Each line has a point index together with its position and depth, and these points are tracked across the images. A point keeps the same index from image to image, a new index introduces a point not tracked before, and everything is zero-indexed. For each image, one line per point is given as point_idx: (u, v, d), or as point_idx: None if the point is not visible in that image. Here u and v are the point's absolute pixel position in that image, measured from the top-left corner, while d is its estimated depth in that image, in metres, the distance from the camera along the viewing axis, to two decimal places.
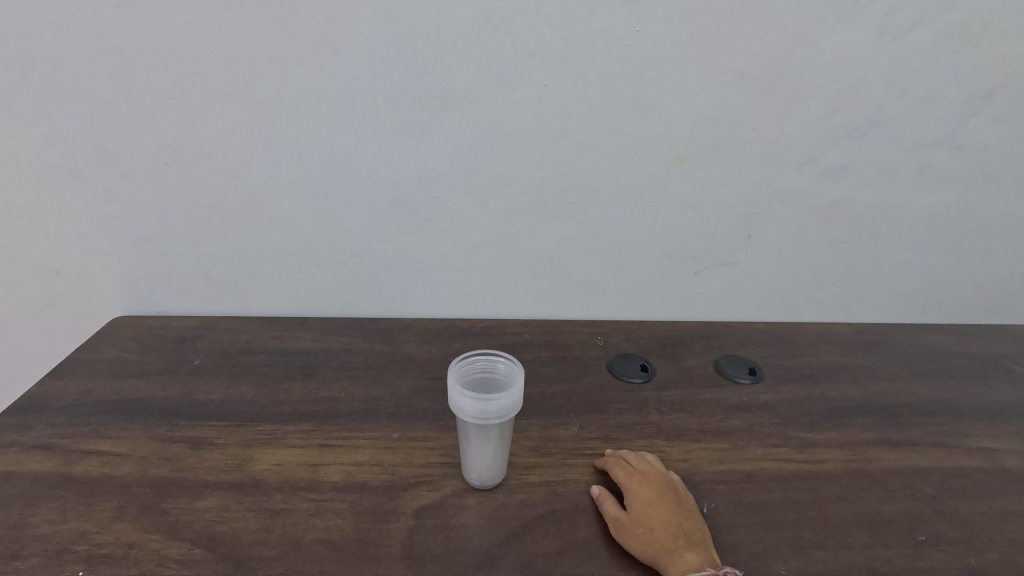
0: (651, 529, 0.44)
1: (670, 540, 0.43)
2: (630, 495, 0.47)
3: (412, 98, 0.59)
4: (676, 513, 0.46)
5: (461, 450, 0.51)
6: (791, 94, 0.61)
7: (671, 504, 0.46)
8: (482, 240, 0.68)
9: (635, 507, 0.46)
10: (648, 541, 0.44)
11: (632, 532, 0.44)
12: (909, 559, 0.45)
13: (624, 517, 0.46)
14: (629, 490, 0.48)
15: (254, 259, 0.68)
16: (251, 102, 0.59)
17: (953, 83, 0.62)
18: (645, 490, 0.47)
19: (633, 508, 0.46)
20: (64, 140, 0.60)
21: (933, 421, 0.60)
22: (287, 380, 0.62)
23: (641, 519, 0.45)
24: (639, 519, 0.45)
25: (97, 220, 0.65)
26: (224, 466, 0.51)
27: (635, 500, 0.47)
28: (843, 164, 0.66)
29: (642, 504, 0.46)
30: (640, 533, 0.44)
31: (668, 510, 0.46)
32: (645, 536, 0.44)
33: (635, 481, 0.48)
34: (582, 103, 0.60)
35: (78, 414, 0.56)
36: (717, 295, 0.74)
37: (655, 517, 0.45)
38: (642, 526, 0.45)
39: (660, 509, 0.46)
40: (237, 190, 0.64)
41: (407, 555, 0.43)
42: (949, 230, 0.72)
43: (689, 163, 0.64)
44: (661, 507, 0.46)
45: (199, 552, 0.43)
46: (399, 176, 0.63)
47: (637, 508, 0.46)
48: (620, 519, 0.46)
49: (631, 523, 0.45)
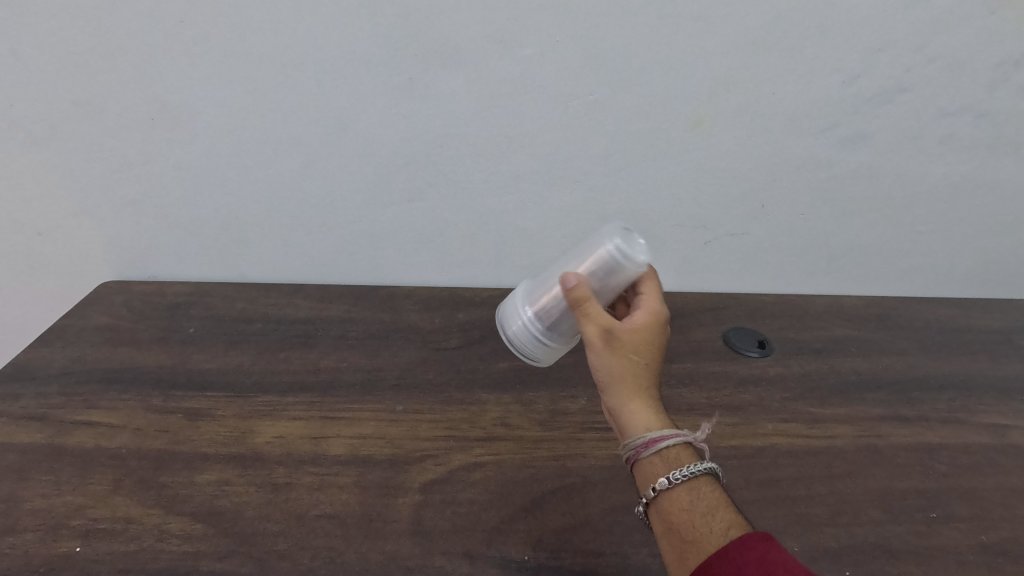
0: (637, 363, 0.44)
1: (640, 389, 0.44)
2: (635, 318, 0.45)
3: (412, 54, 0.55)
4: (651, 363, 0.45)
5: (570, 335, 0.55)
6: (814, 55, 0.58)
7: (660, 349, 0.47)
8: (487, 207, 0.65)
9: (634, 330, 0.45)
10: (631, 369, 0.43)
11: (621, 351, 0.44)
12: (921, 536, 0.45)
13: (615, 332, 0.44)
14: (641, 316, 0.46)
15: (250, 223, 0.65)
16: (243, 54, 0.55)
17: (986, 46, 0.59)
18: (655, 325, 0.46)
19: (632, 330, 0.44)
20: (40, 93, 0.56)
21: (943, 396, 0.60)
22: (285, 350, 0.60)
23: (633, 348, 0.44)
24: (636, 347, 0.44)
25: (80, 181, 0.61)
26: (224, 438, 0.49)
27: (639, 326, 0.45)
28: (864, 130, 0.63)
29: (644, 336, 0.45)
30: (625, 357, 0.44)
31: (658, 357, 0.46)
32: (632, 363, 0.44)
33: (648, 315, 0.46)
34: (596, 61, 0.57)
35: (68, 383, 0.54)
36: (726, 265, 0.73)
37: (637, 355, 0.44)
38: (631, 353, 0.44)
39: (656, 353, 0.45)
40: (229, 150, 0.60)
41: (415, 531, 0.43)
42: (967, 201, 0.70)
43: (705, 127, 0.61)
44: (656, 349, 0.46)
45: (200, 527, 0.42)
46: (401, 137, 0.60)
47: (637, 336, 0.44)
48: (614, 333, 0.44)
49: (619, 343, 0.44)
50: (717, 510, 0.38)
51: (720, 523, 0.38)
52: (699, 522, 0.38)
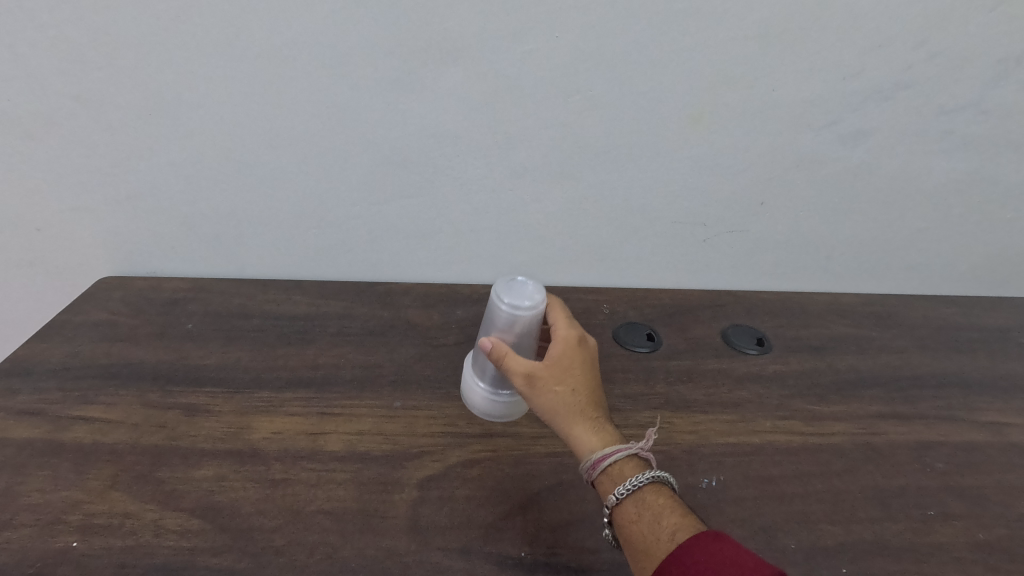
0: (567, 394, 0.44)
1: (582, 410, 0.44)
2: (553, 350, 0.46)
3: (410, 49, 0.55)
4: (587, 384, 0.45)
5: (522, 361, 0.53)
6: (815, 51, 0.58)
7: (593, 370, 0.47)
8: (486, 204, 0.65)
9: (555, 363, 0.45)
10: (562, 402, 0.44)
11: (547, 389, 0.44)
12: (918, 534, 0.45)
13: (538, 372, 0.44)
14: (559, 347, 0.46)
15: (248, 219, 0.65)
16: (241, 48, 0.54)
17: (987, 42, 0.59)
18: (577, 351, 0.46)
19: (552, 366, 0.45)
20: (38, 88, 0.56)
21: (942, 394, 0.60)
22: (283, 346, 0.60)
23: (558, 381, 0.44)
24: (562, 379, 0.44)
25: (78, 177, 0.61)
26: (221, 434, 0.49)
27: (560, 357, 0.45)
28: (864, 127, 0.63)
29: (566, 364, 0.45)
30: (553, 392, 0.44)
31: (592, 378, 0.46)
32: (561, 396, 0.44)
33: (568, 342, 0.46)
34: (596, 57, 0.56)
35: (65, 379, 0.54)
36: (725, 263, 0.72)
37: (569, 382, 0.44)
38: (559, 388, 0.44)
39: (586, 374, 0.45)
40: (228, 145, 0.60)
41: (412, 528, 0.42)
42: (966, 199, 0.70)
43: (705, 123, 0.61)
44: (586, 373, 0.45)
45: (197, 522, 0.42)
46: (400, 133, 0.60)
47: (558, 369, 0.45)
48: (536, 376, 0.44)
49: (546, 379, 0.44)
50: (665, 516, 0.39)
51: (667, 529, 0.38)
52: (647, 532, 0.38)
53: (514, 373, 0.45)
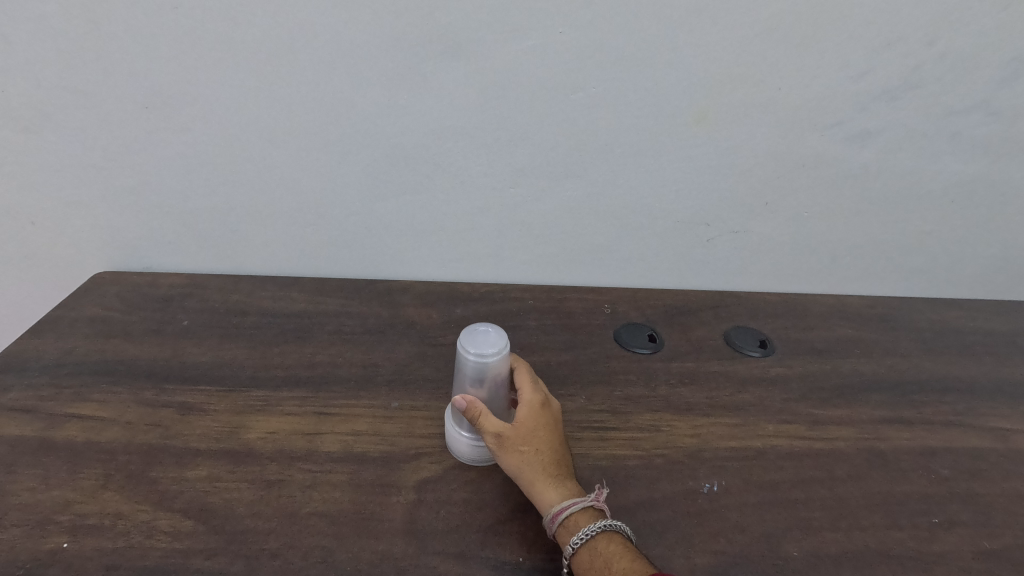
0: (532, 455, 0.43)
1: (548, 470, 0.43)
2: (521, 411, 0.44)
3: (413, 43, 0.54)
4: (553, 445, 0.44)
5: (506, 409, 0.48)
6: (822, 50, 0.57)
7: (559, 431, 0.45)
8: (487, 202, 0.64)
9: (524, 424, 0.44)
10: (527, 462, 0.43)
11: (513, 449, 0.43)
12: (922, 542, 0.44)
13: (506, 433, 0.43)
14: (525, 407, 0.45)
15: (246, 215, 0.64)
16: (240, 41, 0.53)
17: (997, 41, 0.58)
18: (543, 411, 0.45)
19: (519, 427, 0.43)
20: (32, 79, 0.55)
21: (946, 399, 0.59)
22: (280, 344, 0.59)
23: (525, 442, 0.43)
24: (528, 440, 0.43)
25: (73, 170, 0.60)
26: (216, 433, 0.48)
27: (526, 418, 0.44)
28: (871, 128, 0.62)
29: (533, 424, 0.44)
30: (520, 452, 0.43)
31: (557, 438, 0.44)
32: (526, 456, 0.43)
33: (533, 403, 0.45)
34: (600, 53, 0.55)
35: (59, 375, 0.54)
36: (728, 263, 0.71)
37: (536, 442, 0.43)
38: (525, 448, 0.43)
39: (553, 435, 0.44)
40: (226, 140, 0.59)
41: (408, 531, 0.42)
42: (973, 202, 0.69)
43: (711, 121, 0.60)
44: (553, 433, 0.44)
45: (191, 523, 0.41)
46: (401, 129, 0.59)
47: (525, 429, 0.43)
48: (503, 435, 0.43)
49: (514, 440, 0.43)
50: (616, 563, 0.38)
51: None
52: None
53: (483, 433, 0.43)
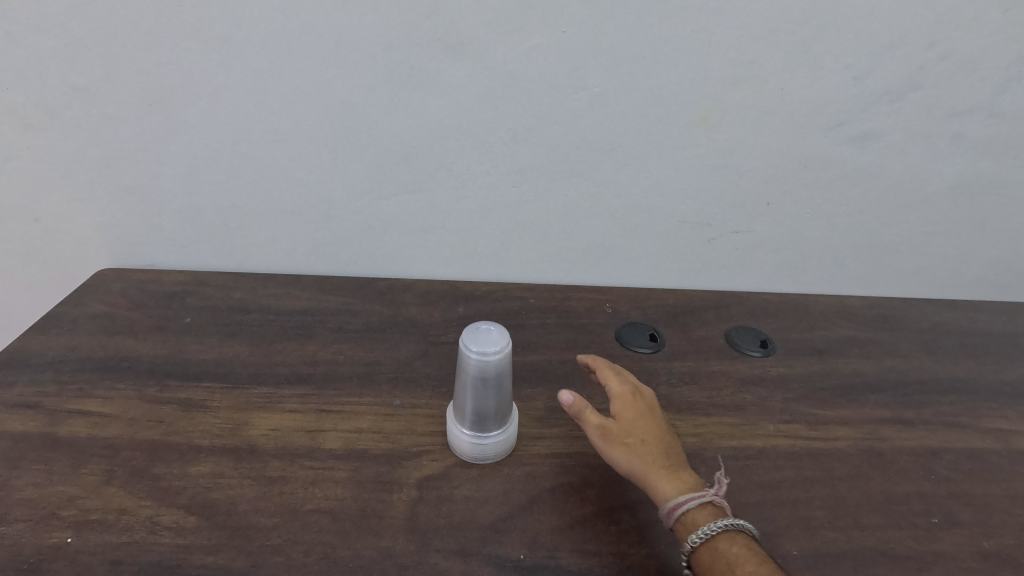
0: (639, 445, 0.44)
1: (659, 460, 0.44)
2: (620, 406, 0.47)
3: (416, 42, 0.54)
4: (660, 436, 0.46)
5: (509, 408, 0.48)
6: (825, 51, 0.57)
7: (662, 424, 0.47)
8: (489, 201, 0.64)
9: (626, 417, 0.46)
10: (634, 453, 0.44)
11: (619, 441, 0.45)
12: (922, 541, 0.44)
13: (610, 426, 0.45)
14: (620, 401, 0.47)
15: (248, 212, 0.65)
16: (243, 39, 0.54)
17: (1000, 43, 0.58)
18: (637, 403, 0.47)
19: (623, 421, 0.46)
20: (37, 76, 0.55)
21: (946, 399, 0.59)
22: (283, 341, 0.59)
23: (629, 434, 0.45)
24: (632, 432, 0.45)
25: (77, 167, 0.60)
26: (219, 430, 0.49)
27: (626, 412, 0.46)
28: (873, 129, 0.62)
29: (635, 418, 0.46)
30: (627, 443, 0.45)
31: (659, 428, 0.46)
32: (633, 448, 0.44)
33: (627, 397, 0.47)
34: (603, 53, 0.55)
35: (63, 371, 0.54)
36: (730, 263, 0.72)
37: (642, 433, 0.45)
38: (630, 440, 0.45)
39: (655, 427, 0.46)
40: (228, 138, 0.59)
41: (410, 528, 0.42)
42: (974, 203, 0.69)
43: (713, 122, 0.60)
44: (655, 426, 0.46)
45: (193, 519, 0.41)
46: (403, 128, 0.59)
47: (626, 422, 0.46)
48: (608, 429, 0.45)
49: (619, 433, 0.45)
50: (740, 565, 0.38)
51: None
52: None
53: (589, 428, 0.46)
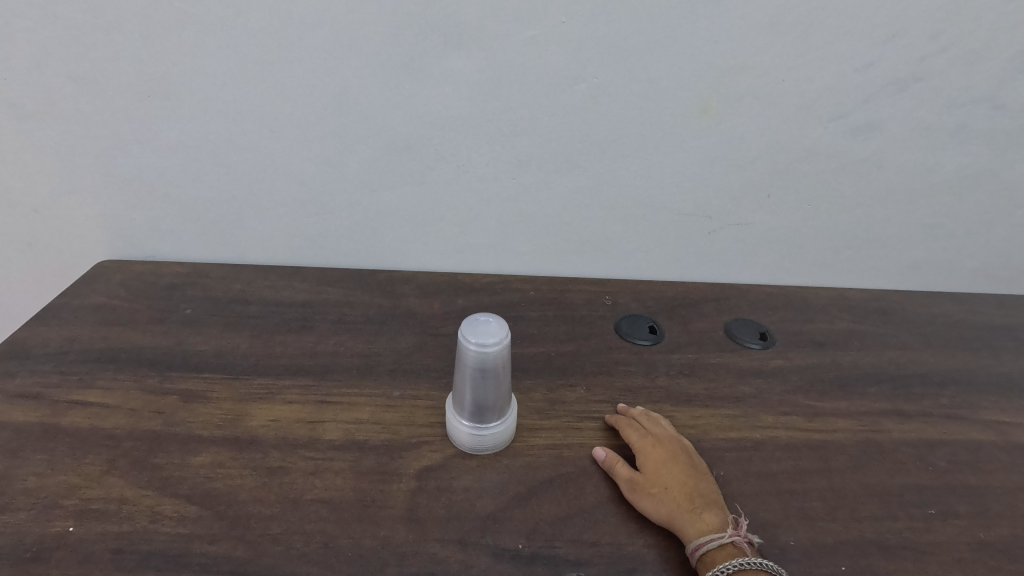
0: (664, 493, 0.44)
1: (684, 505, 0.43)
2: (645, 458, 0.47)
3: (415, 33, 0.54)
4: (687, 481, 0.44)
5: (508, 400, 0.49)
6: (827, 41, 0.56)
7: (691, 469, 0.46)
8: (489, 192, 0.64)
9: (651, 468, 0.46)
10: (661, 501, 0.43)
11: (644, 491, 0.44)
12: (918, 533, 0.45)
13: (636, 477, 0.45)
14: (641, 453, 0.47)
15: (247, 204, 0.65)
16: (241, 29, 0.53)
17: (1004, 33, 0.57)
18: (658, 452, 0.47)
19: (648, 472, 0.45)
20: (36, 66, 0.55)
21: (945, 392, 0.59)
22: (283, 333, 0.59)
23: (654, 484, 0.44)
24: (654, 480, 0.45)
25: (76, 159, 0.60)
26: (219, 421, 0.49)
27: (650, 463, 0.46)
28: (874, 121, 0.62)
29: (659, 467, 0.46)
30: (652, 493, 0.44)
31: (684, 472, 0.45)
32: (658, 496, 0.44)
33: (651, 449, 0.47)
34: (603, 43, 0.55)
35: (64, 362, 0.54)
36: (730, 255, 0.71)
37: (667, 479, 0.45)
38: (656, 490, 0.44)
39: (682, 473, 0.45)
40: (228, 129, 0.59)
41: (409, 518, 0.42)
42: (976, 195, 0.69)
43: (714, 113, 0.60)
44: (682, 472, 0.45)
45: (194, 509, 0.42)
46: (403, 118, 0.59)
47: (651, 473, 0.45)
48: (634, 480, 0.45)
49: (644, 483, 0.45)
50: None
51: None
52: None
53: (617, 482, 0.46)
